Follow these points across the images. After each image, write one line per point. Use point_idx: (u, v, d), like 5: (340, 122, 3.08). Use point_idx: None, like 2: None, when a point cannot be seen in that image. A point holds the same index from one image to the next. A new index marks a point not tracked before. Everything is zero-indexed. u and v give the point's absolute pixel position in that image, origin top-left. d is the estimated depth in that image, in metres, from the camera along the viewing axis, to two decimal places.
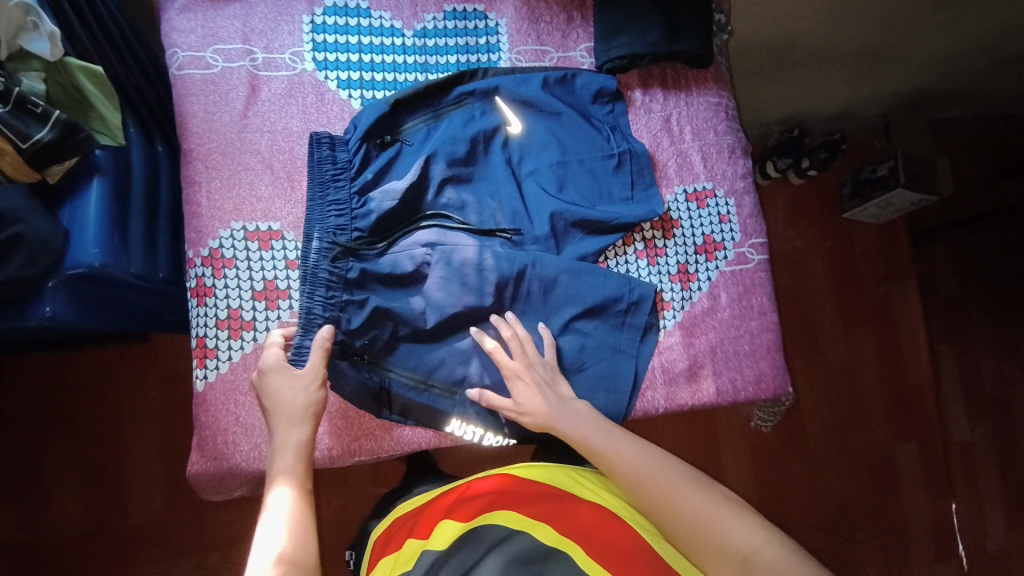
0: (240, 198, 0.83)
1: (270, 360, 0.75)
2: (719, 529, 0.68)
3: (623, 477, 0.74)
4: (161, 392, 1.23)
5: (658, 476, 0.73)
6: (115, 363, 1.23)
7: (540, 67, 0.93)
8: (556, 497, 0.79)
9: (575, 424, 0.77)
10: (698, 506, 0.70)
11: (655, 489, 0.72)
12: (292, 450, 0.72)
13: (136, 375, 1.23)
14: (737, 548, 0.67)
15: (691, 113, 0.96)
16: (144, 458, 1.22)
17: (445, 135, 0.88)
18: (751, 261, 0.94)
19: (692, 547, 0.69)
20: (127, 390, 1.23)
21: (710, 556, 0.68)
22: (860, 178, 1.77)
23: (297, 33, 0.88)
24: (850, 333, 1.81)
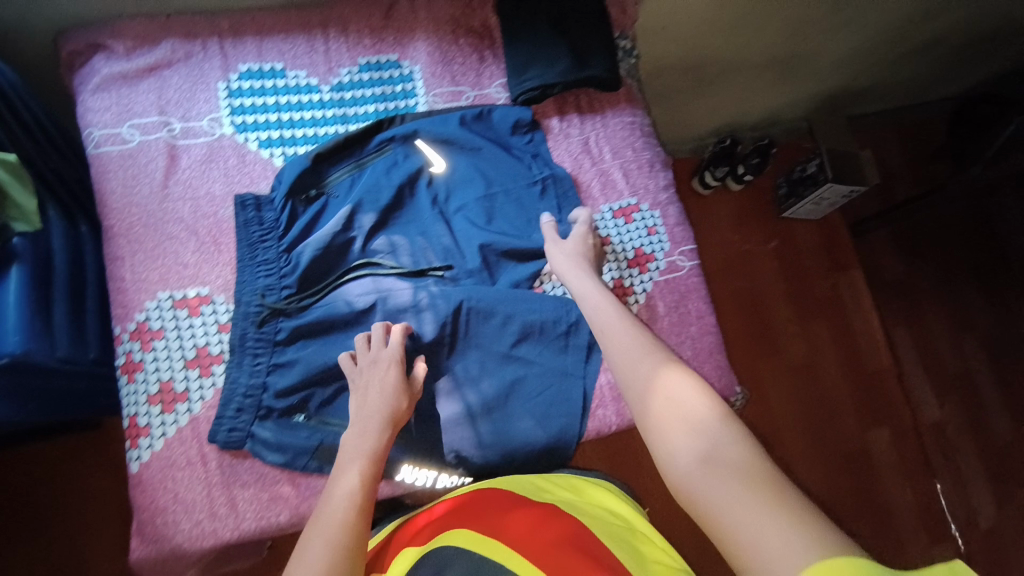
0: (165, 267, 0.82)
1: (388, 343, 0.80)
2: (694, 425, 0.57)
3: (618, 356, 0.69)
4: (106, 481, 1.17)
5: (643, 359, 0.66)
6: (54, 456, 1.16)
7: (457, 107, 0.95)
8: (505, 502, 0.74)
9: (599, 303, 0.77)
10: (686, 398, 0.60)
11: (636, 371, 0.65)
12: (362, 452, 0.70)
13: (78, 466, 1.17)
14: (707, 443, 0.55)
15: (608, 134, 1.00)
16: (90, 556, 1.13)
17: (370, 183, 0.90)
18: (683, 268, 0.97)
19: (661, 435, 0.58)
20: (74, 485, 1.16)
21: (676, 446, 0.57)
22: (793, 178, 1.85)
23: (213, 100, 0.89)
24: (808, 327, 1.86)
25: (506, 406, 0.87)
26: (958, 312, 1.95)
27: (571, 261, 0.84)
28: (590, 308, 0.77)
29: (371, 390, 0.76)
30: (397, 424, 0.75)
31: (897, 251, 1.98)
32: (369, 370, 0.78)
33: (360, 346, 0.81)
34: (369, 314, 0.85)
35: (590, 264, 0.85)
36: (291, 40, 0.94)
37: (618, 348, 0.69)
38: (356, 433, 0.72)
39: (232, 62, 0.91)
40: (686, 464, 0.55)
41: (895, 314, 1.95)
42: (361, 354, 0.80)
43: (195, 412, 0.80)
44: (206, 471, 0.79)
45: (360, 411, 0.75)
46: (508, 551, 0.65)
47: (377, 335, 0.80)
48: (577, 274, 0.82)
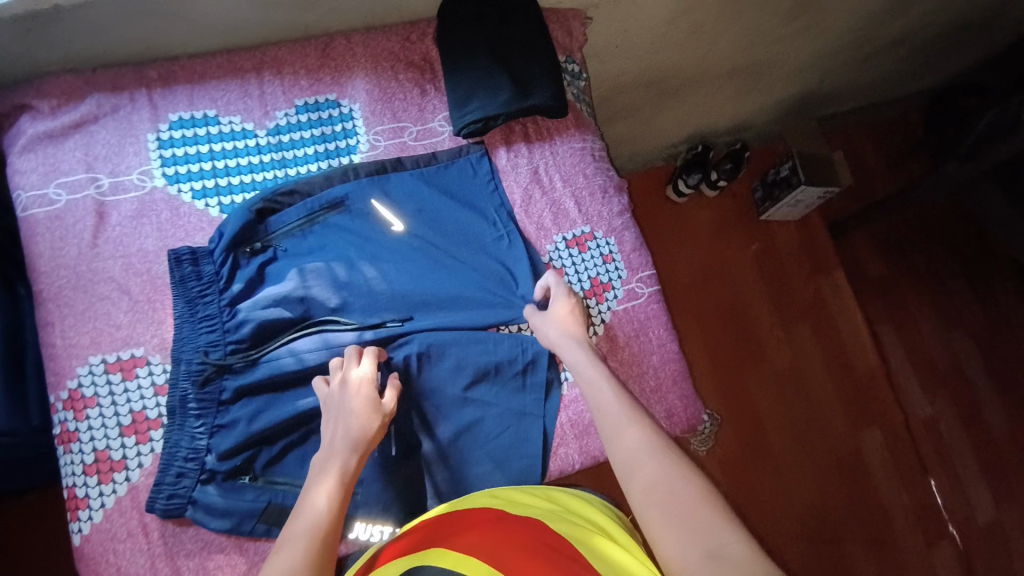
0: (96, 330, 0.80)
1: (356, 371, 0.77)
2: (694, 521, 0.56)
3: (614, 439, 0.67)
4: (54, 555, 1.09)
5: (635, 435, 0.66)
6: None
7: (414, 158, 0.93)
8: (478, 517, 0.68)
9: (590, 372, 0.76)
10: (683, 490, 0.59)
11: (628, 449, 0.65)
12: (331, 482, 0.67)
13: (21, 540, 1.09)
14: (706, 538, 0.54)
15: (557, 161, 0.97)
16: None
17: (322, 244, 0.88)
18: (642, 295, 0.94)
19: (663, 529, 0.56)
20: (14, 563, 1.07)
21: (678, 542, 0.55)
22: (767, 182, 1.83)
23: (143, 152, 0.87)
24: (791, 331, 1.83)
25: (462, 452, 0.84)
26: (944, 307, 1.92)
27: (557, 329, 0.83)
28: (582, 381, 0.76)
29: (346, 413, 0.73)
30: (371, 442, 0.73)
31: (879, 248, 1.95)
32: (343, 392, 0.75)
33: (333, 368, 0.78)
34: (319, 371, 0.82)
35: (576, 325, 0.83)
36: (224, 87, 0.92)
37: (615, 430, 0.68)
38: (327, 457, 0.69)
39: (163, 112, 0.89)
40: (691, 564, 0.53)
41: (881, 312, 1.91)
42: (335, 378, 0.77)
43: (133, 481, 0.77)
44: (149, 542, 0.75)
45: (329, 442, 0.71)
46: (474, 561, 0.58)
47: (351, 356, 0.78)
48: (567, 340, 0.81)
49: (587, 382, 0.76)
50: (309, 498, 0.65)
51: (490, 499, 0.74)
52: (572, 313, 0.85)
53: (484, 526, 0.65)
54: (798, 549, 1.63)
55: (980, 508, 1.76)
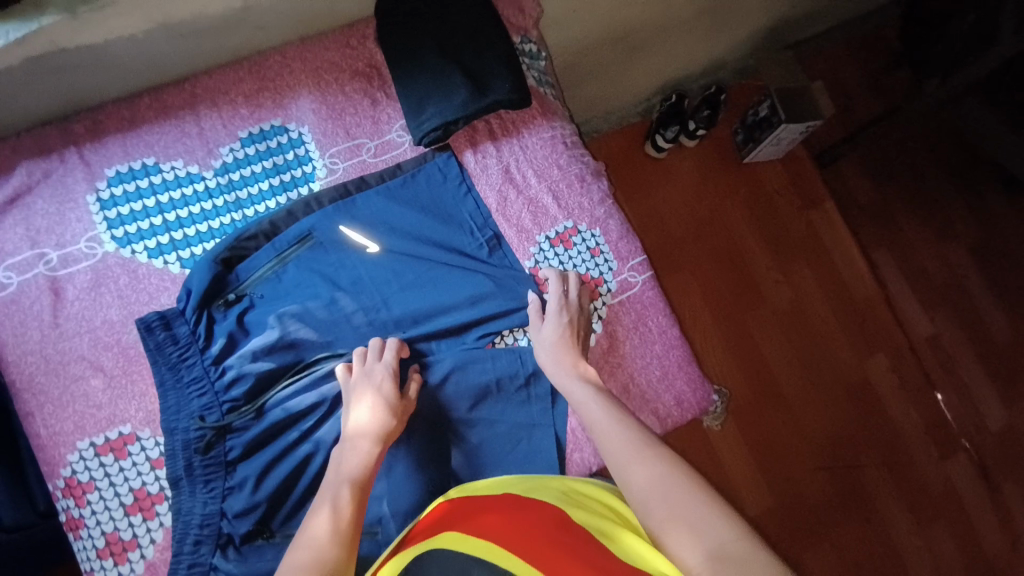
0: (78, 413, 0.76)
1: (376, 374, 0.76)
2: (693, 524, 0.53)
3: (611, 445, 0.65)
4: None
5: (621, 440, 0.65)
6: None
7: (375, 173, 0.88)
8: (501, 506, 0.63)
9: (579, 390, 0.75)
10: (679, 490, 0.57)
11: (616, 454, 0.64)
12: (348, 480, 0.65)
13: None
14: (705, 534, 0.52)
15: (528, 156, 0.92)
16: None
17: (299, 284, 0.83)
18: (636, 284, 0.90)
19: (665, 534, 0.54)
20: None
21: (680, 546, 0.52)
22: (748, 123, 1.76)
23: (86, 217, 0.81)
24: (787, 270, 1.80)
25: (477, 473, 0.82)
26: (939, 222, 1.89)
27: (550, 350, 0.80)
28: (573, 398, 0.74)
29: (353, 428, 0.72)
30: (383, 442, 0.72)
31: (867, 172, 1.90)
32: (355, 402, 0.75)
33: (356, 360, 0.79)
34: (319, 417, 0.80)
35: (574, 343, 0.81)
36: (159, 129, 0.85)
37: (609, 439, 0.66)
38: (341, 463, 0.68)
39: (98, 169, 0.82)
40: (696, 566, 0.50)
41: (876, 237, 1.88)
42: (348, 380, 0.77)
43: (149, 557, 0.75)
44: None
45: (347, 445, 0.70)
46: (500, 550, 0.55)
47: (374, 349, 0.79)
48: (557, 359, 0.79)
49: (577, 399, 0.74)
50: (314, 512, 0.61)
51: (507, 485, 0.70)
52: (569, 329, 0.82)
53: (510, 514, 0.61)
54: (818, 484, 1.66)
55: (989, 412, 1.79)
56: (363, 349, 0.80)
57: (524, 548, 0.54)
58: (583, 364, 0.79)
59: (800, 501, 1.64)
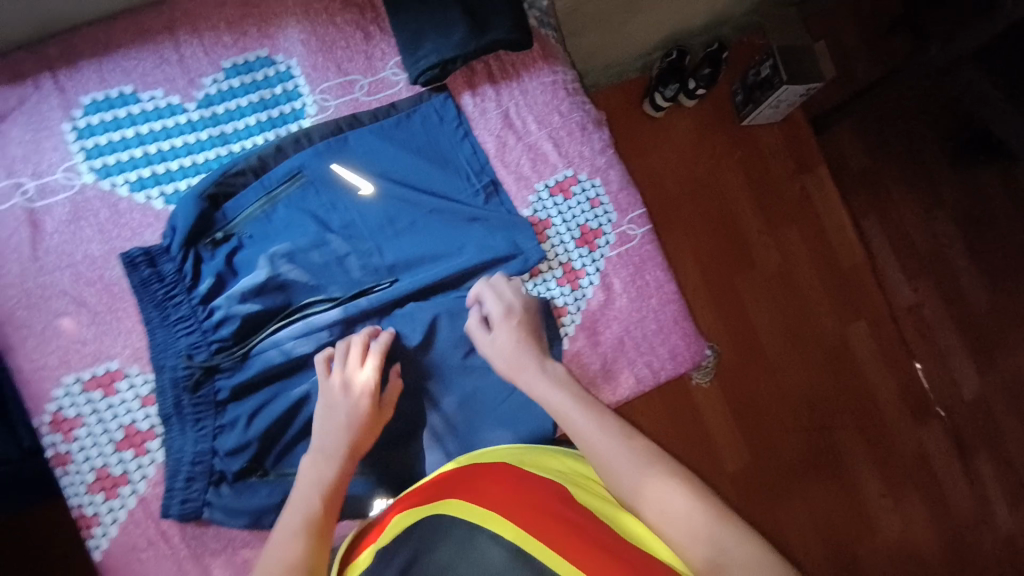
0: (62, 349, 0.75)
1: (343, 375, 0.75)
2: (696, 530, 0.58)
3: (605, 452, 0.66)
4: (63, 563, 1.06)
5: (610, 443, 0.67)
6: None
7: (369, 112, 0.84)
8: (503, 474, 0.66)
9: (551, 394, 0.73)
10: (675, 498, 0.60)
11: (607, 457, 0.66)
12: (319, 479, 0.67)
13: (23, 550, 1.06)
14: (707, 534, 0.57)
15: (529, 101, 0.89)
16: None
17: (289, 225, 0.81)
18: (634, 237, 0.90)
19: (675, 540, 0.58)
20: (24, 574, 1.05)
21: (687, 550, 0.57)
22: (748, 83, 1.72)
23: (62, 146, 0.77)
24: (777, 234, 1.80)
25: (472, 420, 0.83)
26: (928, 192, 1.89)
27: (507, 357, 0.77)
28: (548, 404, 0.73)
29: (324, 437, 0.71)
30: (355, 452, 0.71)
31: (862, 138, 1.89)
32: (330, 407, 0.73)
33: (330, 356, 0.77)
34: (311, 361, 0.80)
35: (527, 342, 0.79)
36: (136, 55, 0.80)
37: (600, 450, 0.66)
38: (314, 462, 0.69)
39: (73, 96, 0.78)
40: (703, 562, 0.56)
41: (867, 205, 1.88)
42: (325, 380, 0.75)
43: (141, 492, 0.75)
44: (172, 547, 0.75)
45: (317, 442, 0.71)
46: (502, 519, 0.57)
47: (355, 354, 0.76)
48: (517, 363, 0.77)
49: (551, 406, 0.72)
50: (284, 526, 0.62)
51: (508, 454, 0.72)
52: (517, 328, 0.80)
53: (519, 486, 0.63)
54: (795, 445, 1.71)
55: (963, 380, 1.84)
56: (344, 343, 0.78)
57: (525, 520, 0.56)
58: (545, 361, 0.77)
59: (772, 464, 1.69)
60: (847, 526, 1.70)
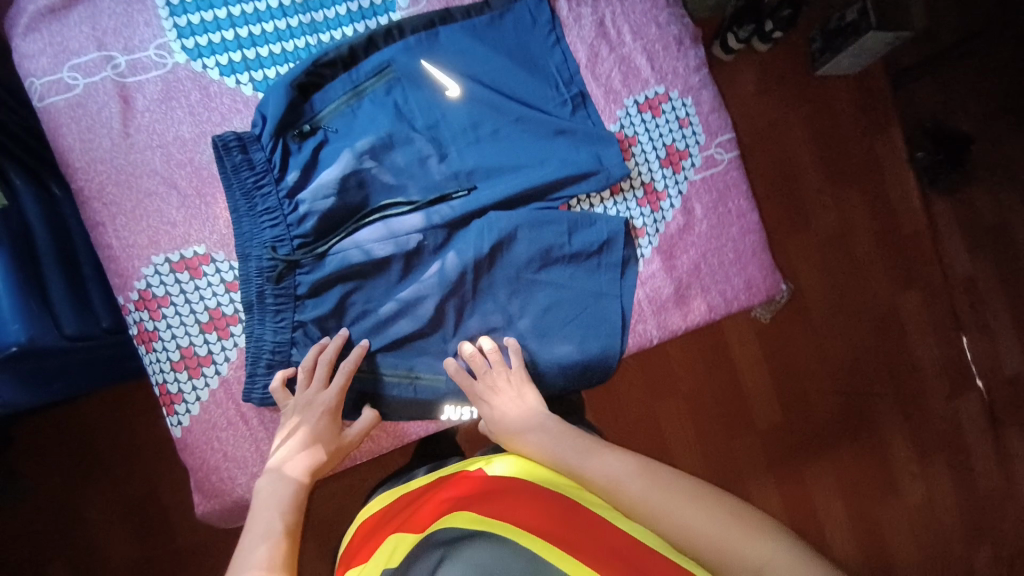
0: (152, 228, 0.75)
1: (301, 401, 0.74)
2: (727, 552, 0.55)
3: (608, 481, 0.65)
4: (126, 449, 1.12)
5: (623, 478, 0.64)
6: (69, 426, 1.11)
7: (461, 8, 0.82)
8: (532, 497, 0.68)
9: (550, 444, 0.72)
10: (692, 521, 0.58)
11: (623, 496, 0.63)
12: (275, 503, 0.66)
13: (89, 434, 1.11)
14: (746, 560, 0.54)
15: (626, 9, 0.86)
16: (112, 522, 1.11)
17: (372, 120, 0.79)
18: (721, 162, 0.88)
19: (710, 557, 0.56)
20: (94, 455, 1.11)
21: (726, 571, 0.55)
22: (828, 29, 1.51)
23: (155, 22, 0.76)
24: (838, 191, 1.60)
25: (542, 332, 0.82)
26: None
27: (498, 411, 0.77)
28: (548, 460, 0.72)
29: (284, 458, 0.71)
30: (315, 470, 0.72)
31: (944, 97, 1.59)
32: (288, 430, 0.73)
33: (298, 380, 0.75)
34: (389, 263, 0.78)
35: (508, 395, 0.78)
36: None
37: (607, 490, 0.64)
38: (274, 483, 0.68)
39: None
40: None
41: None
42: (286, 403, 0.75)
43: (224, 374, 0.78)
44: (249, 428, 0.78)
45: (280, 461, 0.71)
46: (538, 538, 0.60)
47: (321, 373, 0.75)
48: (507, 420, 0.77)
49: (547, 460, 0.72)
50: (247, 548, 0.61)
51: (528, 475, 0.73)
52: (494, 381, 0.78)
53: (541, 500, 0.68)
54: (825, 421, 1.56)
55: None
56: (308, 364, 0.75)
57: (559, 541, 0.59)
58: (535, 416, 0.76)
59: (806, 423, 1.55)
60: (871, 492, 1.57)
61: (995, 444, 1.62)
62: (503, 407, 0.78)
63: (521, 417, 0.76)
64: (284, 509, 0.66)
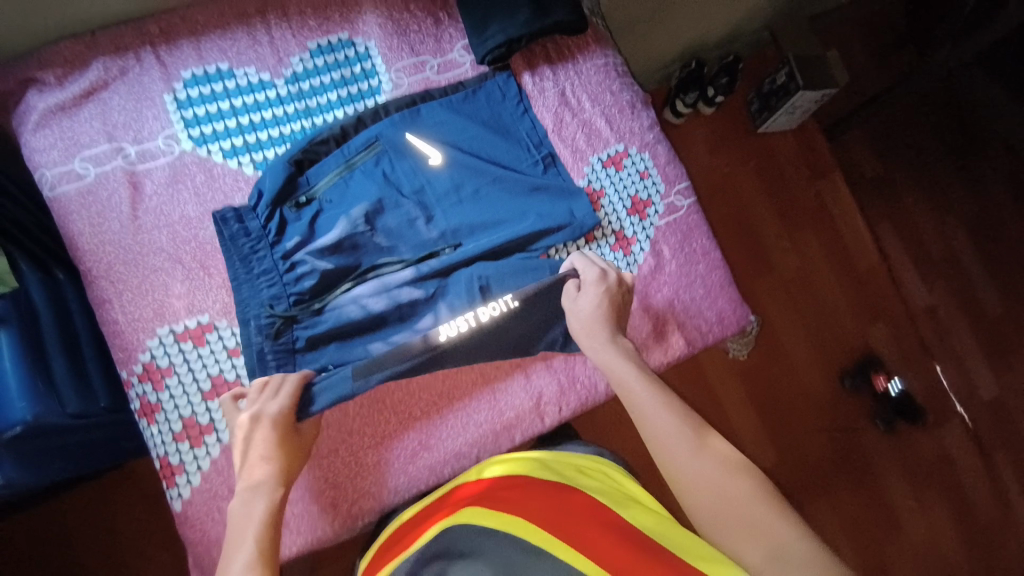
0: (158, 301, 0.79)
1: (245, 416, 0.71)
2: (748, 518, 0.55)
3: (650, 422, 0.66)
4: (106, 546, 1.07)
5: (663, 427, 0.65)
6: (43, 527, 1.06)
7: (438, 88, 0.92)
8: (537, 488, 0.67)
9: (617, 366, 0.73)
10: (738, 493, 0.57)
11: (661, 438, 0.64)
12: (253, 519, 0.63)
13: (63, 534, 1.07)
14: (766, 537, 0.54)
15: (583, 81, 0.98)
16: None
17: (364, 189, 0.86)
18: (682, 207, 0.97)
19: (722, 518, 0.57)
20: (70, 555, 1.06)
21: (743, 550, 0.54)
22: (764, 92, 1.64)
23: (163, 116, 0.84)
24: (797, 236, 1.70)
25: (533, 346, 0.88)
26: (936, 193, 1.76)
27: (586, 321, 0.78)
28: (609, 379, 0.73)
29: (249, 479, 0.67)
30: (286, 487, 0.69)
31: (875, 146, 1.77)
32: (248, 447, 0.70)
33: (252, 389, 0.74)
34: (386, 317, 0.83)
35: (611, 311, 0.80)
36: (231, 36, 0.88)
37: (652, 427, 0.66)
38: (250, 498, 0.66)
39: (173, 71, 0.86)
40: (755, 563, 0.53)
41: (881, 207, 1.75)
42: (235, 418, 0.73)
43: (225, 441, 0.78)
44: None
45: (251, 475, 0.68)
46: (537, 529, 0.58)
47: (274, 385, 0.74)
48: (580, 320, 0.79)
49: (611, 373, 0.73)
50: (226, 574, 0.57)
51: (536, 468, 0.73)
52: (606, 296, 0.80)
53: (562, 497, 0.64)
54: (817, 459, 1.58)
55: (993, 383, 1.69)
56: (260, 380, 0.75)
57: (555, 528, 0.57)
58: (617, 335, 0.78)
59: (800, 463, 1.57)
60: (873, 528, 1.56)
61: (983, 468, 1.65)
62: (585, 302, 0.80)
63: (596, 328, 0.78)
64: (261, 525, 0.63)
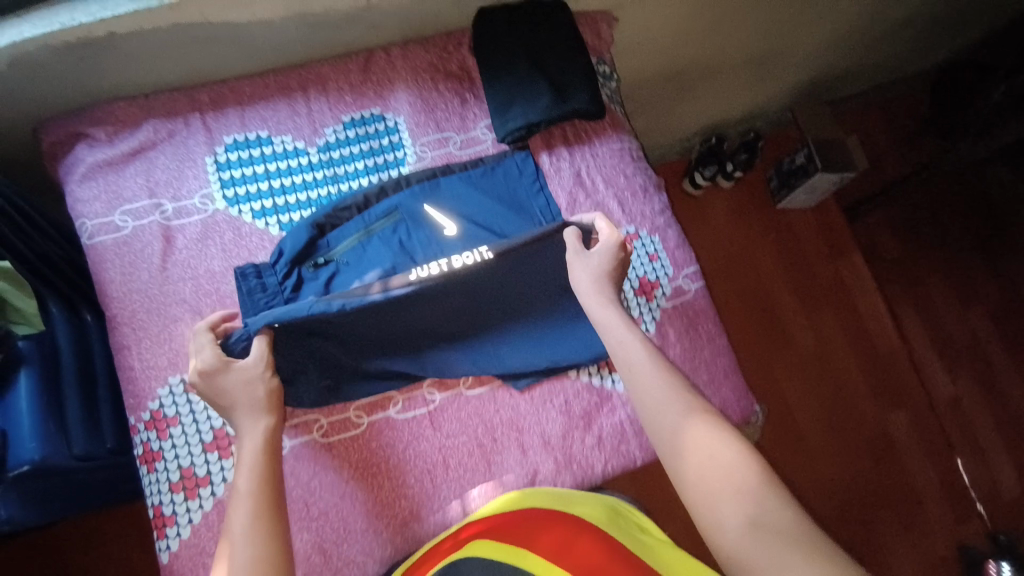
0: (173, 351, 0.82)
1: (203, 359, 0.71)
2: (738, 486, 0.58)
3: (649, 388, 0.66)
4: None
5: (661, 396, 0.65)
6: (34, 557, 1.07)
7: (460, 163, 0.97)
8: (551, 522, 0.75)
9: (616, 326, 0.73)
10: (734, 466, 0.60)
11: (660, 405, 0.65)
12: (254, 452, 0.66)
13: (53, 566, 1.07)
14: (753, 505, 0.57)
15: (599, 163, 1.02)
16: None
17: (380, 255, 0.90)
18: (689, 291, 0.98)
19: (711, 488, 0.59)
20: None
21: (726, 515, 0.57)
22: (782, 170, 1.66)
23: (202, 176, 0.90)
24: (814, 315, 1.68)
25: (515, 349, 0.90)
26: (958, 281, 1.73)
27: (597, 278, 0.77)
28: (607, 338, 0.73)
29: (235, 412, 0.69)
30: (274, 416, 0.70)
31: (896, 230, 1.76)
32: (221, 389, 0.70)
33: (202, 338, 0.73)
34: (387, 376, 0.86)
35: (615, 270, 0.78)
36: (272, 106, 0.95)
37: (648, 391, 0.66)
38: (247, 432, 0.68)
39: (216, 135, 0.92)
40: (734, 530, 0.56)
41: (901, 291, 1.73)
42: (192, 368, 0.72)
43: (219, 495, 0.79)
44: None
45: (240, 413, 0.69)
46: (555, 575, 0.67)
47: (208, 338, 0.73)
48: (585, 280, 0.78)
49: (609, 332, 0.73)
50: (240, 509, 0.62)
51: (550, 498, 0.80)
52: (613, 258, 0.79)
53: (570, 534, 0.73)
54: None
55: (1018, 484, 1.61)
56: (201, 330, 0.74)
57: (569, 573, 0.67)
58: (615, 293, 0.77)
59: None
60: None
61: None
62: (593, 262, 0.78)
63: (598, 287, 0.77)
64: (262, 459, 0.66)
